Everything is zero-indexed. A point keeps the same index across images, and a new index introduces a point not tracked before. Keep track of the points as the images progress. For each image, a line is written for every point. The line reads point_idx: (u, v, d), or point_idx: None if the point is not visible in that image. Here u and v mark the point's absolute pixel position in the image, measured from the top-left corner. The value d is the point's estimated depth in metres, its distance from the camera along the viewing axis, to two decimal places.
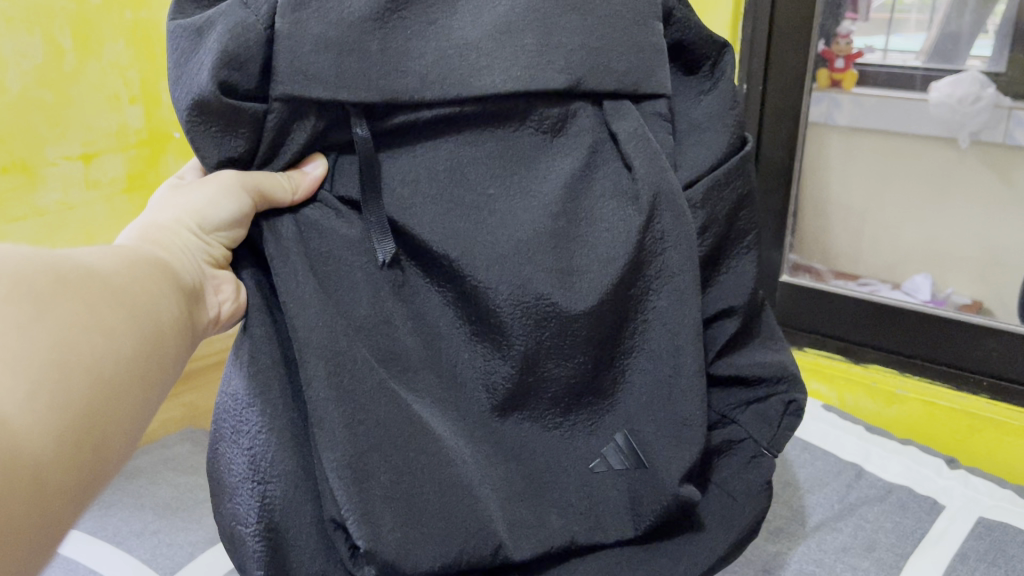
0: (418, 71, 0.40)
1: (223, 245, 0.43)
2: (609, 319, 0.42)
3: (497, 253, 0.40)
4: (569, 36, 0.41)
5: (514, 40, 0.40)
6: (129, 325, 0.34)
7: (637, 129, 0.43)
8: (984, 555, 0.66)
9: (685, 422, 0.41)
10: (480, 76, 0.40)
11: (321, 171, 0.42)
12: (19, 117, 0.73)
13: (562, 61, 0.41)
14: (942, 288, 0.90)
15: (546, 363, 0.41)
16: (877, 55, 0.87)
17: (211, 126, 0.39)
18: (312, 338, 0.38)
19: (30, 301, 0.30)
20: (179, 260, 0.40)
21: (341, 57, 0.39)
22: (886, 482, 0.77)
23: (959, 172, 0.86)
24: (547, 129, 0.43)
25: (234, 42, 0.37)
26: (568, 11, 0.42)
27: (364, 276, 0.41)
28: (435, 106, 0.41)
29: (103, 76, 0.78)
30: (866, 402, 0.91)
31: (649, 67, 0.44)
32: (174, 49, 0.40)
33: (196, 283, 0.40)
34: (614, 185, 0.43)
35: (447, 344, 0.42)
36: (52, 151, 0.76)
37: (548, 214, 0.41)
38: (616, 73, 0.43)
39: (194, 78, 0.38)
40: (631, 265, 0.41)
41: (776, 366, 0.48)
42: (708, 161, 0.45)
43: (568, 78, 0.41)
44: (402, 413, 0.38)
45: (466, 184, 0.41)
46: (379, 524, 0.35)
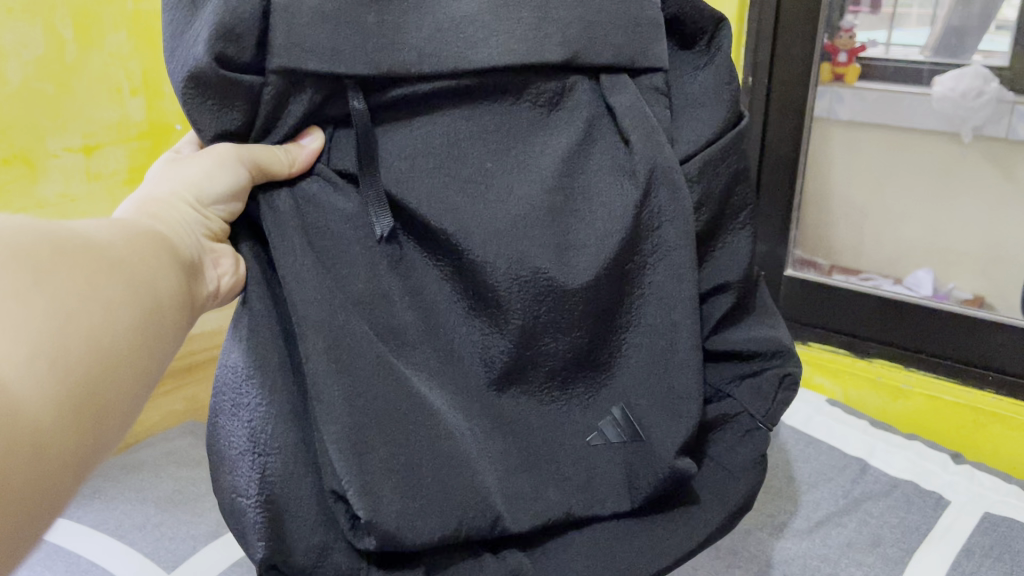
0: (415, 44, 0.40)
1: (221, 218, 0.42)
2: (605, 293, 0.42)
3: (495, 228, 0.40)
4: (566, 10, 0.41)
5: (511, 13, 0.40)
6: (128, 298, 0.34)
7: (634, 103, 0.43)
8: (989, 551, 0.66)
9: (683, 398, 0.42)
10: (477, 49, 0.40)
11: (318, 145, 0.42)
12: (18, 108, 0.73)
13: (559, 35, 0.41)
14: (944, 283, 0.90)
15: (542, 338, 0.41)
16: (880, 49, 0.87)
17: (207, 98, 0.39)
18: (311, 312, 0.38)
19: (27, 272, 0.30)
20: (178, 233, 0.40)
21: (337, 29, 0.39)
22: (890, 477, 0.77)
23: (959, 168, 0.86)
24: (544, 104, 0.43)
25: (230, 13, 0.37)
26: None
27: (360, 249, 0.41)
28: (432, 80, 0.40)
29: (104, 68, 0.78)
30: (871, 398, 0.91)
31: (645, 43, 0.44)
32: (170, 21, 0.40)
33: (196, 257, 0.40)
34: (613, 160, 0.43)
35: (445, 319, 0.42)
36: (52, 143, 0.76)
37: (543, 189, 0.41)
38: (614, 49, 0.43)
39: (190, 51, 0.38)
40: (626, 238, 0.41)
41: (770, 341, 0.47)
42: (703, 136, 0.45)
43: (565, 51, 0.41)
44: (400, 385, 0.38)
45: (462, 158, 0.41)
46: (380, 495, 0.36)
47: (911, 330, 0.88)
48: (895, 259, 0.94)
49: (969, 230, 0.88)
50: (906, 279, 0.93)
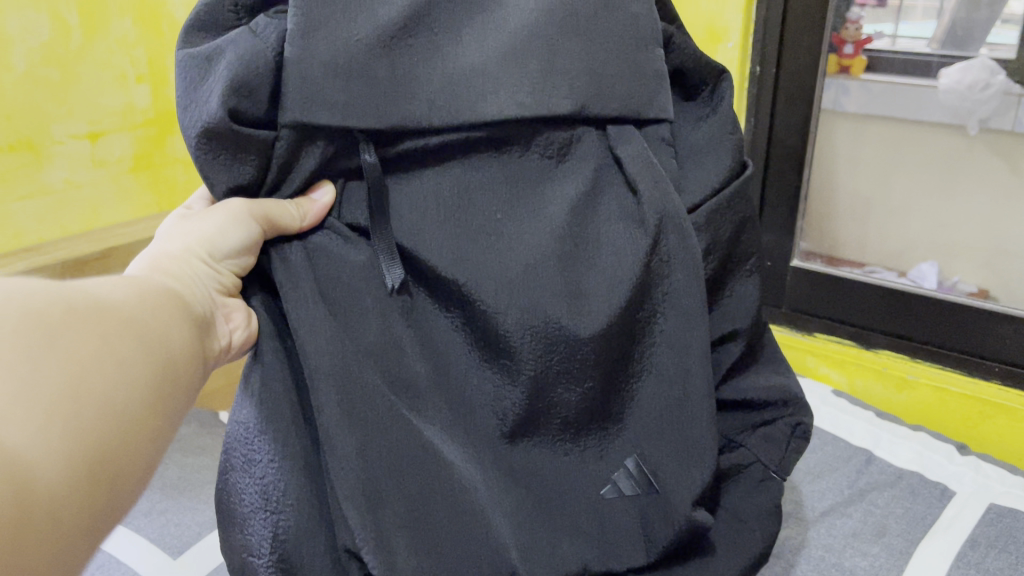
0: (426, 97, 0.40)
1: (233, 272, 0.42)
2: (614, 343, 0.42)
3: (507, 277, 0.40)
4: (574, 62, 0.41)
5: (518, 66, 0.40)
6: (142, 358, 0.33)
7: (642, 153, 0.43)
8: (994, 541, 0.66)
9: (698, 444, 0.42)
10: (486, 101, 0.40)
11: (329, 199, 0.42)
12: (28, 92, 1.01)
13: (564, 87, 0.41)
14: (948, 276, 0.91)
15: (554, 389, 0.41)
16: (886, 41, 0.86)
17: (220, 152, 0.39)
18: (322, 364, 0.38)
19: (39, 335, 0.29)
20: (190, 288, 0.39)
21: (349, 83, 0.39)
22: (896, 468, 0.78)
23: (965, 163, 0.87)
24: (553, 154, 0.43)
25: (244, 69, 0.37)
26: (572, 37, 0.41)
27: (372, 300, 0.41)
28: (441, 133, 0.41)
29: (108, 56, 1.09)
30: (876, 387, 0.94)
31: (650, 93, 0.44)
32: (182, 77, 0.39)
33: (210, 311, 0.40)
34: (621, 211, 0.43)
35: (460, 369, 0.42)
36: (59, 129, 1.05)
37: (554, 238, 0.41)
38: (620, 100, 0.43)
39: (205, 105, 0.38)
40: (635, 287, 0.42)
41: (779, 391, 0.48)
42: (709, 185, 0.45)
43: (572, 104, 0.41)
44: (413, 438, 0.39)
45: (473, 208, 0.41)
46: (395, 551, 0.36)
47: (916, 326, 0.90)
48: (898, 252, 0.95)
49: (973, 230, 0.89)
50: (910, 271, 0.94)
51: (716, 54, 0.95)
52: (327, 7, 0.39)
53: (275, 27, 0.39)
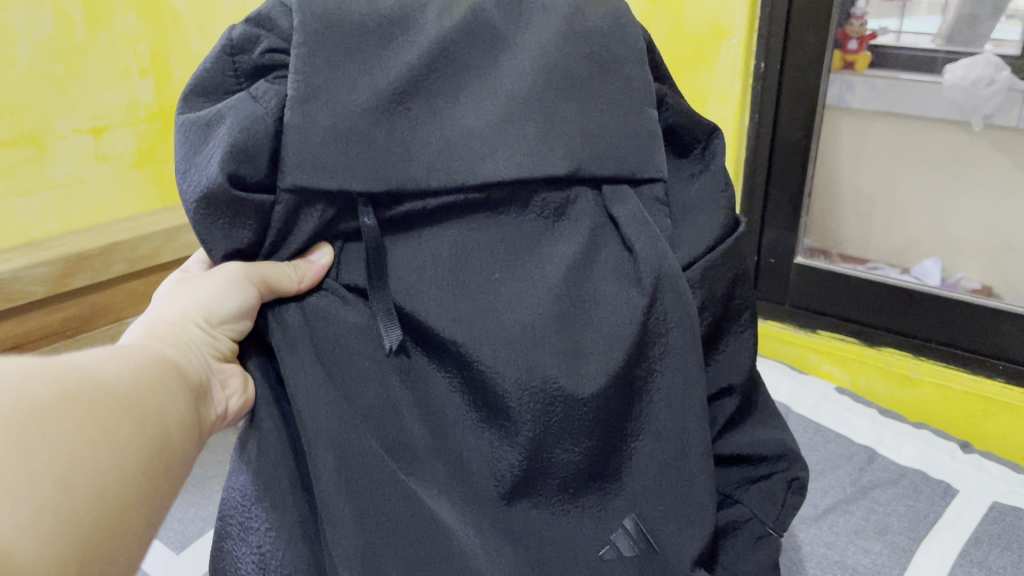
0: (424, 160, 0.40)
1: (230, 337, 0.43)
2: (612, 401, 0.42)
3: (505, 338, 0.40)
4: (570, 126, 0.42)
5: (516, 130, 0.41)
6: (135, 436, 0.33)
7: (637, 214, 0.43)
8: (997, 539, 0.72)
9: (697, 506, 0.43)
10: (485, 163, 0.40)
11: (326, 260, 0.42)
12: (31, 86, 1.06)
13: (562, 148, 0.41)
14: (952, 273, 0.93)
15: (552, 449, 0.41)
16: (891, 37, 0.86)
17: (217, 219, 0.39)
18: (321, 429, 0.38)
19: (36, 420, 0.29)
20: (186, 354, 0.40)
21: (348, 147, 0.39)
22: (899, 466, 0.84)
23: (969, 155, 0.88)
24: (549, 214, 0.43)
25: (243, 135, 0.38)
26: (567, 102, 0.42)
27: (371, 362, 0.41)
28: (441, 194, 0.41)
29: (110, 50, 1.15)
30: (879, 385, 0.96)
31: (648, 151, 0.45)
32: (183, 142, 0.40)
33: (207, 378, 0.40)
34: (618, 272, 0.43)
35: (458, 431, 0.42)
36: (62, 124, 1.11)
37: (553, 297, 0.41)
38: (617, 161, 0.43)
39: (203, 171, 0.38)
40: (632, 346, 0.42)
41: (775, 445, 0.51)
42: (704, 243, 0.47)
43: (569, 163, 0.41)
44: (414, 506, 0.39)
45: (470, 268, 0.42)
46: None
47: (918, 323, 0.92)
48: (903, 248, 0.97)
49: (977, 225, 0.91)
50: (914, 267, 0.96)
51: (719, 51, 0.93)
52: (331, 71, 0.39)
53: (275, 90, 0.40)
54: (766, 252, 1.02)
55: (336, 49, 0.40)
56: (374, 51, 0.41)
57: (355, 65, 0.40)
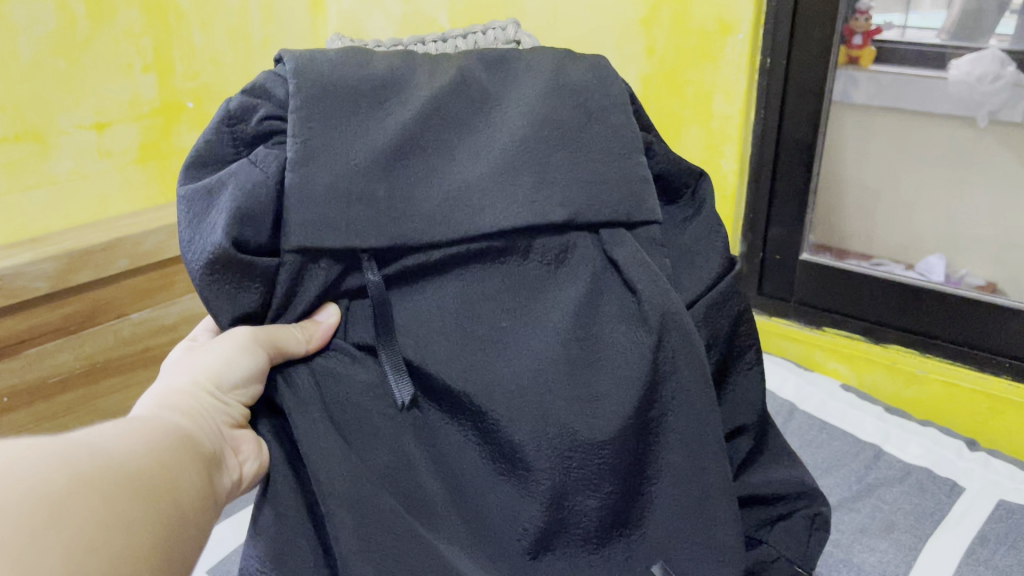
0: (427, 212, 0.43)
1: (241, 402, 0.43)
2: (628, 443, 0.43)
3: (517, 385, 0.42)
4: (563, 173, 0.45)
5: (511, 180, 0.44)
6: (148, 514, 0.32)
7: (635, 256, 0.46)
8: (1003, 538, 0.71)
9: (723, 546, 0.45)
10: (484, 215, 0.43)
11: (334, 319, 0.44)
12: (32, 82, 1.10)
13: (558, 197, 0.45)
14: (956, 270, 0.92)
15: (574, 497, 0.42)
16: (895, 32, 0.87)
17: (224, 282, 0.40)
18: (336, 490, 0.39)
19: (44, 511, 0.28)
20: (198, 424, 0.40)
21: (349, 205, 0.42)
22: (904, 463, 0.83)
23: (975, 152, 0.89)
24: (551, 260, 0.46)
25: (246, 198, 0.40)
26: (556, 150, 0.46)
27: (384, 419, 0.42)
28: (442, 247, 0.44)
29: (115, 46, 1.20)
30: (886, 382, 0.95)
31: (638, 195, 0.48)
32: (185, 211, 0.42)
33: (222, 447, 0.41)
34: (617, 313, 0.45)
35: (480, 491, 0.43)
36: (65, 120, 1.15)
37: (561, 341, 0.43)
38: (610, 206, 0.46)
39: (207, 237, 0.39)
40: (642, 389, 0.43)
41: (793, 484, 0.53)
42: (703, 283, 0.51)
43: (565, 212, 0.45)
44: (432, 556, 0.39)
45: (478, 319, 0.44)
46: None
47: (926, 320, 0.91)
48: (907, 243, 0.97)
49: (980, 222, 0.91)
50: (918, 264, 0.95)
51: (725, 46, 0.91)
52: (328, 134, 0.42)
53: (275, 155, 0.42)
54: (771, 249, 1.01)
55: (332, 111, 0.42)
56: (368, 114, 0.44)
57: (351, 127, 0.43)
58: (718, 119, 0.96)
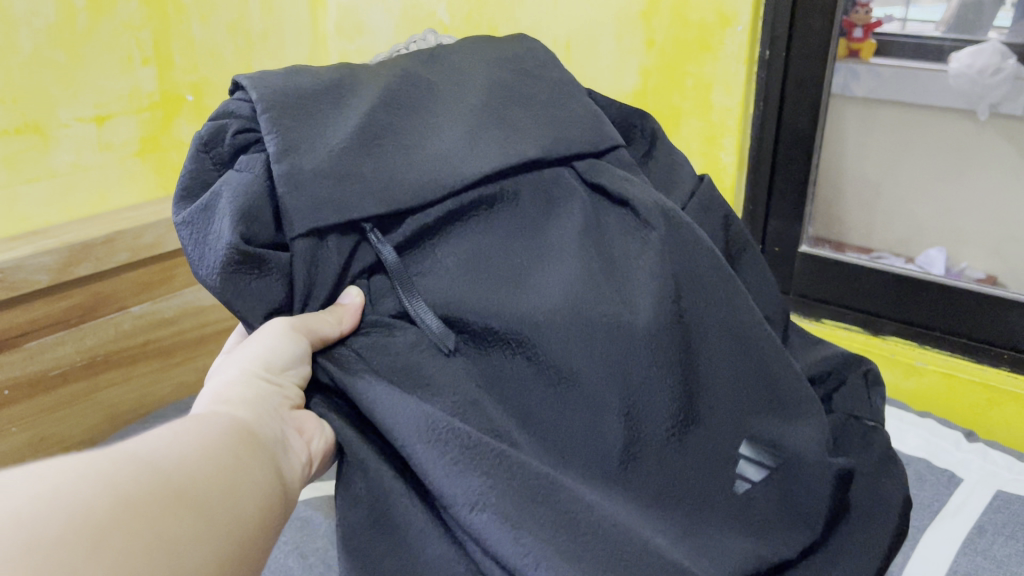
0: (413, 179, 0.47)
1: (292, 383, 0.45)
2: (673, 346, 0.47)
3: (555, 303, 0.46)
4: (525, 115, 0.52)
5: (481, 132, 0.50)
6: (200, 533, 0.31)
7: (615, 175, 0.52)
8: (1002, 528, 0.72)
9: (803, 404, 0.51)
10: (468, 162, 0.48)
11: (359, 298, 0.47)
12: (31, 74, 1.13)
13: (531, 137, 0.50)
14: (956, 263, 0.94)
15: (639, 396, 0.46)
16: (896, 25, 0.88)
17: (246, 283, 0.43)
18: (407, 423, 0.40)
19: (84, 539, 0.27)
20: (257, 410, 0.41)
21: (340, 183, 0.45)
22: (903, 455, 0.84)
23: (974, 144, 0.90)
24: (548, 190, 0.51)
25: (244, 198, 0.43)
26: (512, 104, 0.52)
27: (435, 366, 0.45)
28: (437, 205, 0.47)
29: (114, 40, 1.24)
30: (886, 374, 0.97)
31: (596, 124, 0.54)
32: (190, 235, 0.45)
33: (283, 428, 0.42)
34: (624, 229, 0.50)
35: (554, 403, 0.46)
36: (65, 114, 1.19)
37: (580, 252, 0.48)
38: (577, 138, 0.52)
39: (216, 244, 0.42)
40: (672, 298, 0.48)
41: (835, 357, 0.61)
42: (685, 192, 0.59)
43: (540, 148, 0.50)
44: (530, 471, 0.40)
45: (493, 263, 0.48)
46: (542, 556, 0.37)
47: (926, 313, 0.92)
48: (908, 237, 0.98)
49: (981, 213, 0.93)
50: (918, 257, 0.96)
51: (724, 38, 0.91)
52: (298, 126, 0.45)
53: (261, 156, 0.45)
54: (771, 241, 1.02)
55: (294, 108, 0.46)
56: (330, 110, 0.48)
57: (319, 120, 0.47)
58: (717, 111, 0.96)
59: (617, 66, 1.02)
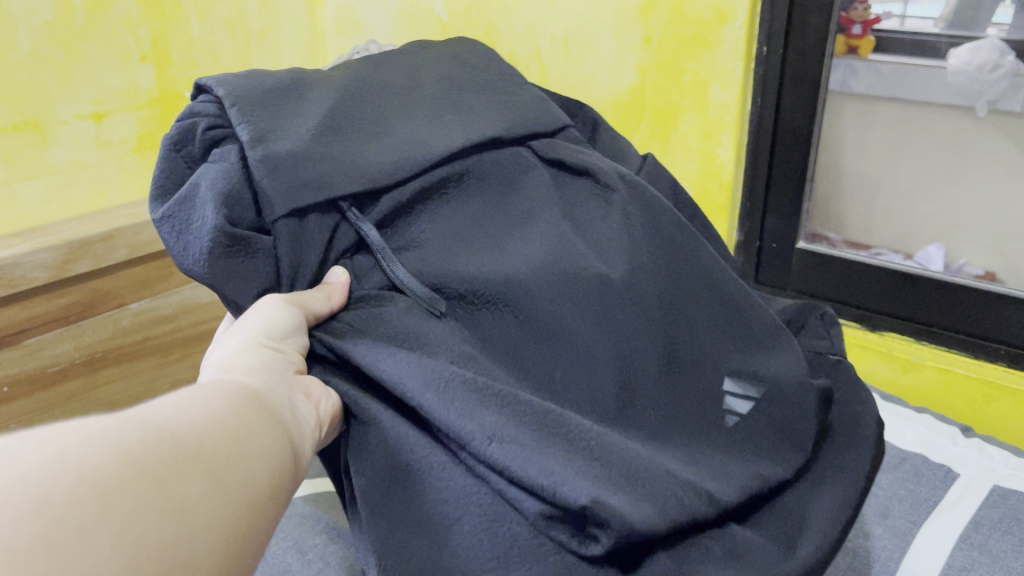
0: (378, 164, 0.49)
1: (292, 351, 0.46)
2: (650, 293, 0.52)
3: (536, 263, 0.50)
4: (474, 100, 0.57)
5: (439, 117, 0.54)
6: (209, 492, 0.31)
7: (566, 149, 0.58)
8: (997, 523, 0.72)
9: (771, 335, 0.55)
10: (433, 142, 0.52)
11: (345, 277, 0.48)
12: (30, 71, 1.11)
13: (488, 118, 0.55)
14: (955, 260, 0.94)
15: (627, 338, 0.50)
16: (894, 22, 0.88)
17: (235, 264, 0.45)
18: (410, 373, 0.43)
19: (94, 500, 0.27)
20: (263, 375, 0.42)
21: (316, 161, 0.47)
22: (899, 450, 0.84)
23: (973, 140, 0.95)
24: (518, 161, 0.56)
25: (226, 185, 0.45)
26: (465, 94, 0.57)
27: (431, 327, 0.46)
28: (406, 184, 0.50)
29: (113, 35, 1.20)
30: (881, 368, 0.97)
31: (543, 106, 0.60)
32: (170, 229, 0.46)
33: (291, 391, 0.42)
34: (589, 193, 0.57)
35: (554, 339, 0.49)
36: (64, 112, 1.16)
37: (552, 212, 0.54)
38: (529, 119, 0.58)
39: (201, 230, 0.44)
40: (635, 249, 0.54)
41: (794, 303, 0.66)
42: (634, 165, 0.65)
43: (499, 127, 0.55)
44: (534, 407, 0.43)
45: (468, 238, 0.51)
46: (561, 474, 0.39)
47: (925, 310, 0.92)
48: None
49: (976, 208, 0.97)
50: (918, 254, 0.97)
51: (722, 35, 0.91)
52: (265, 117, 0.48)
53: (234, 147, 0.47)
54: (770, 237, 1.01)
55: (259, 102, 0.48)
56: (295, 106, 0.50)
57: (280, 112, 0.49)
58: (716, 108, 0.95)
59: (616, 62, 1.01)
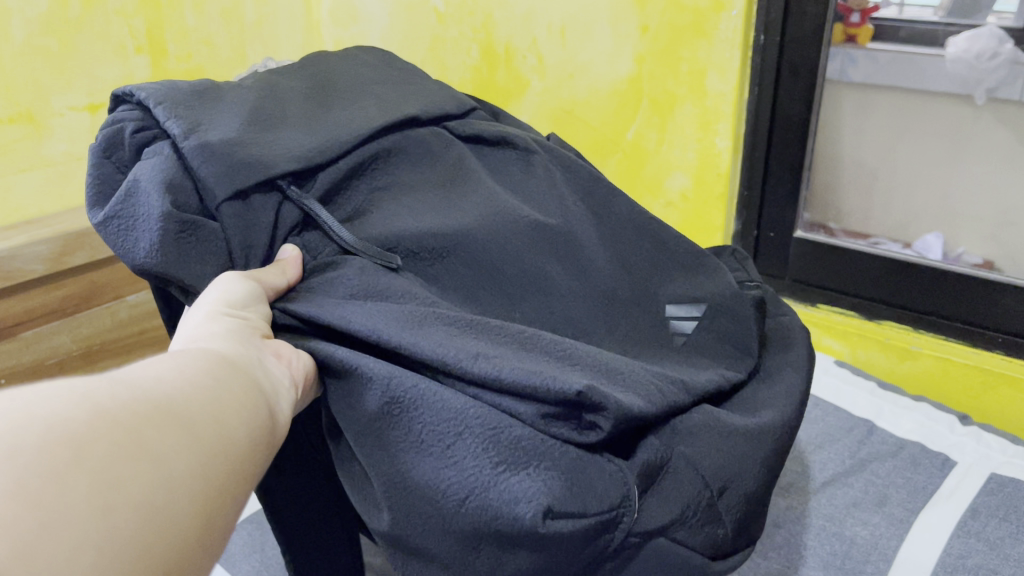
0: (300, 141, 0.51)
1: (257, 319, 0.44)
2: (584, 238, 0.59)
3: (481, 210, 0.56)
4: (384, 87, 0.61)
5: (355, 99, 0.58)
6: (188, 444, 0.30)
7: (479, 125, 0.63)
8: (996, 511, 0.71)
9: (692, 265, 0.62)
10: (358, 119, 0.55)
11: (295, 250, 0.49)
12: (23, 61, 1.06)
13: (406, 101, 0.59)
14: (954, 248, 0.93)
15: (568, 272, 0.56)
16: (893, 9, 0.86)
17: (189, 247, 0.45)
18: (389, 307, 0.45)
19: (68, 448, 0.26)
20: (230, 339, 0.40)
21: (244, 141, 0.48)
22: (897, 438, 0.83)
23: (972, 128, 0.88)
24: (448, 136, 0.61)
25: (168, 173, 0.46)
26: (377, 85, 0.61)
27: (384, 275, 0.48)
28: (344, 158, 0.52)
29: (108, 25, 1.15)
30: (877, 358, 0.96)
31: (449, 93, 0.65)
32: (112, 228, 0.45)
33: (260, 353, 0.41)
34: (511, 158, 0.63)
35: (505, 273, 0.54)
36: (58, 104, 1.12)
37: (482, 174, 0.60)
38: (439, 100, 0.62)
39: (149, 215, 0.44)
40: (558, 202, 0.60)
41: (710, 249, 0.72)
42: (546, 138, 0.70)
43: (419, 107, 0.59)
44: (499, 333, 0.46)
45: (407, 203, 0.55)
46: (549, 372, 0.42)
47: (916, 297, 0.92)
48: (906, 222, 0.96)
49: (980, 199, 0.91)
50: (916, 242, 0.95)
51: (718, 23, 0.90)
52: (191, 112, 0.49)
53: (166, 143, 0.48)
54: (766, 226, 1.01)
55: (183, 99, 0.50)
56: (216, 101, 0.52)
57: (202, 106, 0.50)
58: (712, 97, 0.94)
59: (613, 51, 1.00)
